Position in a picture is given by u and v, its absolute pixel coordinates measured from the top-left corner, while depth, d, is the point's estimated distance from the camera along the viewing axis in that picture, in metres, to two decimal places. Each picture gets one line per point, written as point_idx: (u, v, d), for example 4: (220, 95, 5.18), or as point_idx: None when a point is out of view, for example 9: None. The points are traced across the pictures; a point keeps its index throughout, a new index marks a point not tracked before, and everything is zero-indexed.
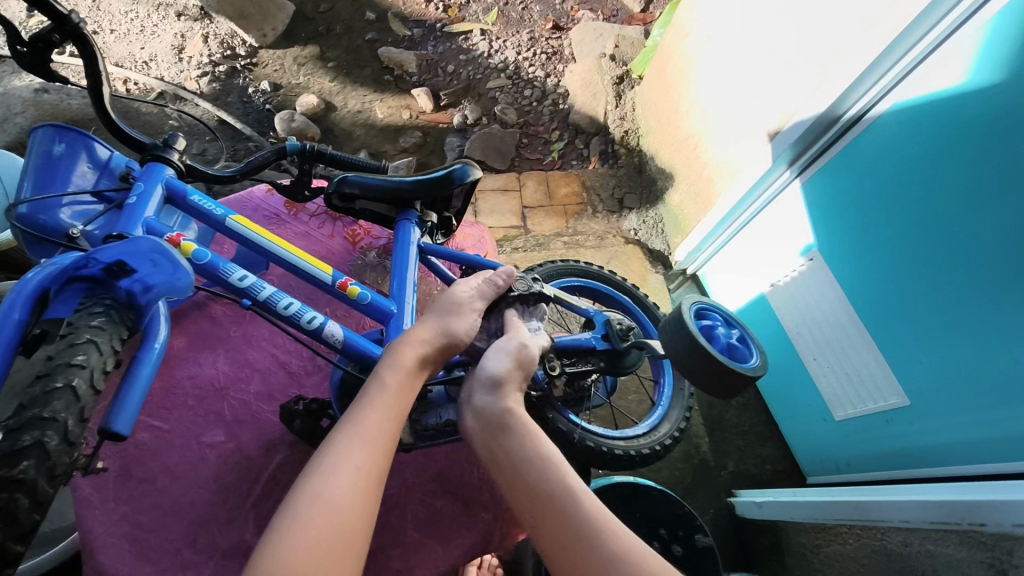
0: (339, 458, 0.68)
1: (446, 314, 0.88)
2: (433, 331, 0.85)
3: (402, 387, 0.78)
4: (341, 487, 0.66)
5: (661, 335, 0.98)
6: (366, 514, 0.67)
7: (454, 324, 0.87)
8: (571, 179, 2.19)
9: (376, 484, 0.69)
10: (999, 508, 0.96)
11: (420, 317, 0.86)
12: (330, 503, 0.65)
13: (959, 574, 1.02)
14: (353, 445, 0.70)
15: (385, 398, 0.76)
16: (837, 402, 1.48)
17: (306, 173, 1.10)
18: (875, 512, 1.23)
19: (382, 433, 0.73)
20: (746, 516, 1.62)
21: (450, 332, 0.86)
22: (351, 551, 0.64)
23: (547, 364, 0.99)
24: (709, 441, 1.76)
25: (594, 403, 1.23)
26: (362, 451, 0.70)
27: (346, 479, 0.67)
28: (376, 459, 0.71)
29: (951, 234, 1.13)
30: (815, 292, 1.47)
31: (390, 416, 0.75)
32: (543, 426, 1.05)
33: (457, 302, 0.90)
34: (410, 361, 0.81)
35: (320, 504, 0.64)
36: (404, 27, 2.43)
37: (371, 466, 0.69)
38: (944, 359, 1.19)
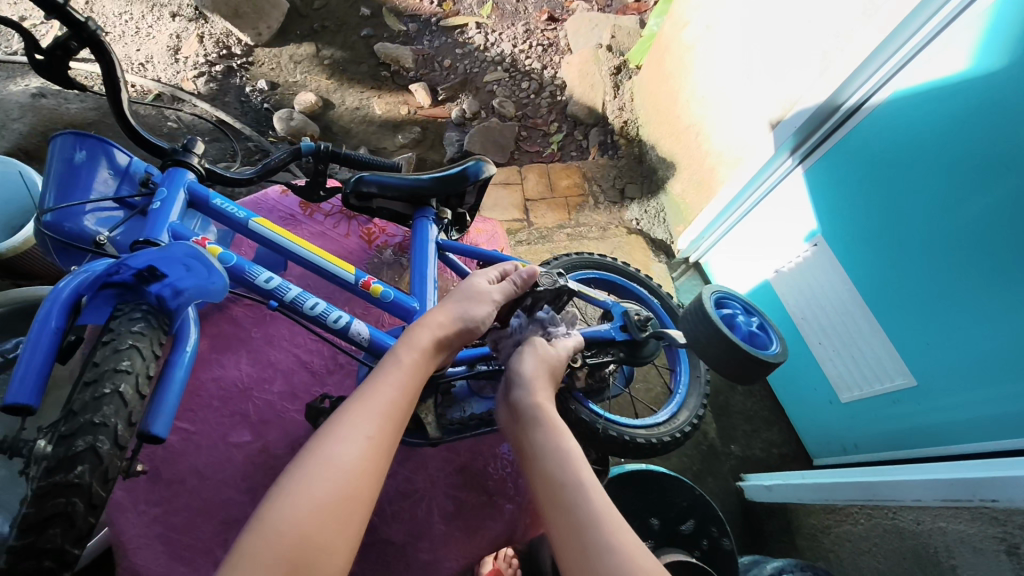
0: (350, 425, 0.68)
1: (465, 301, 0.88)
2: (452, 316, 0.85)
3: (417, 365, 0.78)
4: (350, 453, 0.66)
5: (683, 325, 1.00)
6: (372, 483, 0.66)
7: (472, 311, 0.87)
8: (571, 171, 2.20)
9: (385, 454, 0.69)
10: (1006, 483, 0.98)
11: (439, 302, 0.87)
12: (339, 467, 0.64)
13: (970, 548, 1.06)
14: (365, 415, 0.70)
15: (400, 374, 0.76)
16: (843, 383, 1.50)
17: (321, 173, 1.12)
18: (884, 493, 1.24)
19: (393, 406, 0.73)
20: (754, 499, 1.63)
21: (470, 318, 0.86)
22: (352, 517, 0.63)
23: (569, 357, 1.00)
24: (716, 427, 1.77)
25: (613, 392, 1.26)
26: (373, 421, 0.70)
27: (355, 447, 0.67)
28: (386, 430, 0.71)
29: (958, 213, 1.14)
30: (819, 276, 1.49)
31: (403, 391, 0.75)
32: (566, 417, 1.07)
33: (477, 290, 0.90)
34: (426, 343, 0.81)
35: (329, 467, 0.64)
36: (400, 23, 2.43)
37: (382, 436, 0.69)
38: (947, 338, 1.21)
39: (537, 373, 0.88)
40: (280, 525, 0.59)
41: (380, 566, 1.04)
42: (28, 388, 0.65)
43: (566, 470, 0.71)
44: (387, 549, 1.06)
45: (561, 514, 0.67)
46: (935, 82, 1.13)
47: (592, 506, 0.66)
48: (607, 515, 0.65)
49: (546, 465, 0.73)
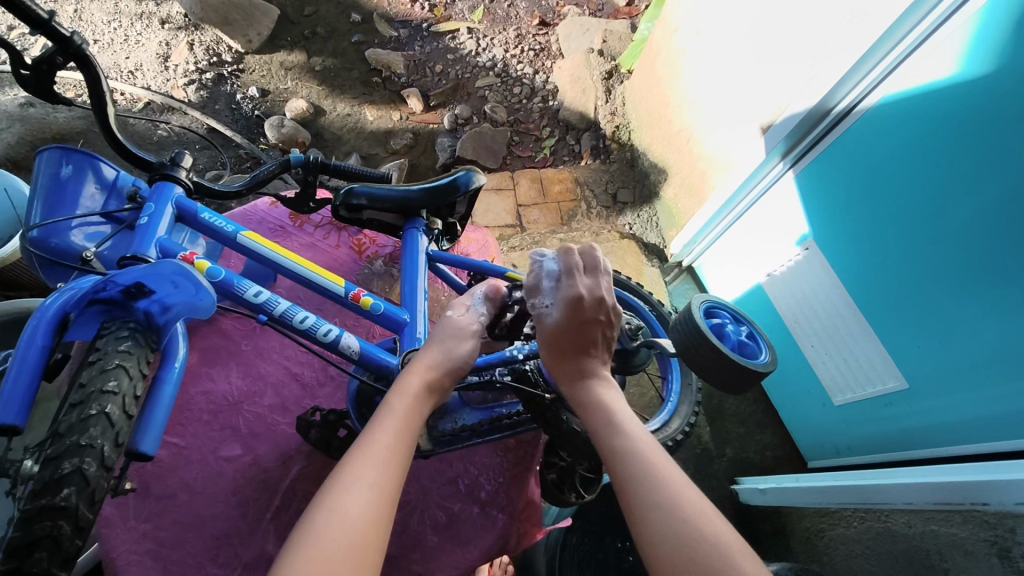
0: (354, 475, 0.69)
1: (446, 340, 0.91)
2: (436, 359, 0.87)
3: (412, 412, 0.80)
4: (358, 502, 0.66)
5: (671, 333, 0.99)
6: (385, 530, 0.67)
7: (455, 351, 0.90)
8: (564, 176, 2.19)
9: (391, 503, 0.69)
10: (1001, 487, 0.99)
11: (423, 345, 0.89)
12: (348, 517, 0.64)
13: (964, 554, 1.05)
14: (367, 461, 0.71)
15: (396, 421, 0.78)
16: (836, 386, 1.50)
17: (310, 185, 1.11)
18: (876, 495, 1.25)
19: (392, 454, 0.73)
20: (749, 503, 1.64)
21: (452, 357, 0.89)
22: (365, 565, 0.63)
23: None
24: (710, 431, 1.78)
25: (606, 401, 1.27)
26: (375, 468, 0.70)
27: (362, 495, 0.67)
28: (390, 478, 0.71)
29: (943, 219, 1.16)
30: (810, 280, 1.50)
31: (400, 438, 0.76)
32: None
33: (460, 327, 0.93)
34: (417, 389, 0.83)
35: (337, 518, 0.64)
36: (390, 28, 2.43)
37: (384, 482, 0.70)
38: (944, 347, 1.21)
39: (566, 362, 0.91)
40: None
41: None
42: (14, 408, 0.65)
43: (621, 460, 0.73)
44: None
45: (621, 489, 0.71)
46: (921, 87, 1.13)
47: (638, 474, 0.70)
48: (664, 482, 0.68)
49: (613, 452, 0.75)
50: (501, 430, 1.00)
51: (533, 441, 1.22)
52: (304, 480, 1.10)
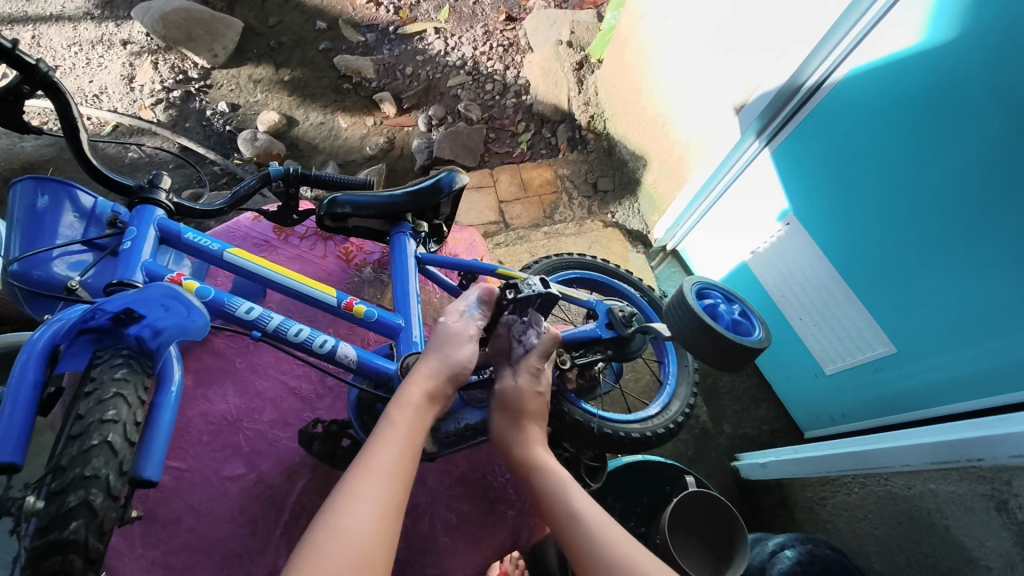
0: (358, 491, 0.69)
1: (443, 346, 0.90)
2: (434, 367, 0.87)
3: (412, 423, 0.80)
4: (360, 518, 0.67)
5: (665, 318, 1.00)
6: (390, 542, 0.67)
7: (453, 356, 0.89)
8: (543, 169, 2.19)
9: (393, 513, 0.70)
10: (998, 441, 1.01)
11: (421, 354, 0.89)
12: (351, 532, 0.65)
13: (963, 510, 1.07)
14: (370, 478, 0.71)
15: (397, 432, 0.78)
16: (827, 356, 1.52)
17: (292, 198, 1.10)
18: (874, 460, 1.27)
19: (394, 466, 0.74)
20: (751, 478, 1.66)
21: (452, 364, 0.88)
22: None
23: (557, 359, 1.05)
24: (707, 410, 1.80)
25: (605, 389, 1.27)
26: (379, 481, 0.71)
27: (363, 510, 0.68)
28: (393, 490, 0.72)
29: (918, 187, 1.18)
30: (793, 254, 1.52)
31: (403, 450, 0.77)
32: (559, 418, 1.08)
33: (453, 332, 0.91)
34: (417, 399, 0.83)
35: (343, 535, 0.65)
36: (357, 33, 2.41)
37: (387, 495, 0.70)
38: (928, 309, 1.23)
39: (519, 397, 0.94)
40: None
41: None
42: (13, 446, 0.63)
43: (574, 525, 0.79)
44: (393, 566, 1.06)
45: (575, 558, 0.76)
46: (888, 57, 1.15)
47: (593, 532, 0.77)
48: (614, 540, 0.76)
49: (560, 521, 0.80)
50: None
51: None
52: (311, 493, 1.10)
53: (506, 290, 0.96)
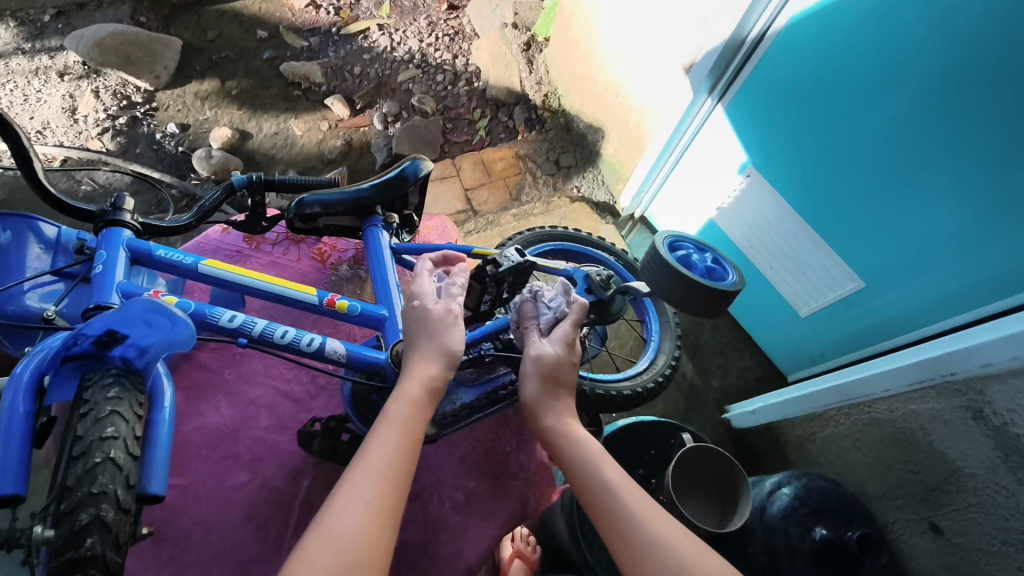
0: (351, 492, 0.66)
1: (438, 335, 0.87)
2: (431, 359, 0.84)
3: (409, 418, 0.77)
4: (350, 520, 0.64)
5: (642, 277, 1.03)
6: (383, 545, 0.64)
7: (448, 344, 0.86)
8: (504, 152, 2.20)
9: (388, 514, 0.67)
10: (968, 353, 1.06)
11: (417, 347, 0.85)
12: (341, 536, 0.63)
13: (942, 423, 1.13)
14: (362, 479, 0.68)
15: (394, 429, 0.75)
16: (800, 299, 1.57)
17: (260, 205, 1.10)
18: (857, 389, 1.33)
19: (391, 464, 0.71)
20: (743, 426, 1.71)
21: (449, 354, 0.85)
22: None
23: None
24: (693, 365, 1.85)
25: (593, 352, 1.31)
26: (373, 482, 0.68)
27: (353, 512, 0.65)
28: (388, 492, 0.69)
29: (869, 122, 1.22)
30: (756, 205, 1.56)
31: (400, 448, 0.73)
32: None
33: (441, 317, 0.88)
34: (417, 393, 0.80)
35: (335, 538, 0.62)
36: (300, 38, 2.38)
37: (381, 497, 0.67)
38: (891, 241, 1.28)
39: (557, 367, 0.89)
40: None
41: (407, 566, 1.07)
42: (13, 477, 0.64)
43: (611, 498, 0.74)
44: (408, 550, 1.09)
45: (609, 532, 0.72)
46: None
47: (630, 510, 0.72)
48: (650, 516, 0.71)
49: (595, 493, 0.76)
50: (499, 401, 1.03)
51: None
52: (318, 491, 1.11)
53: (487, 264, 0.99)
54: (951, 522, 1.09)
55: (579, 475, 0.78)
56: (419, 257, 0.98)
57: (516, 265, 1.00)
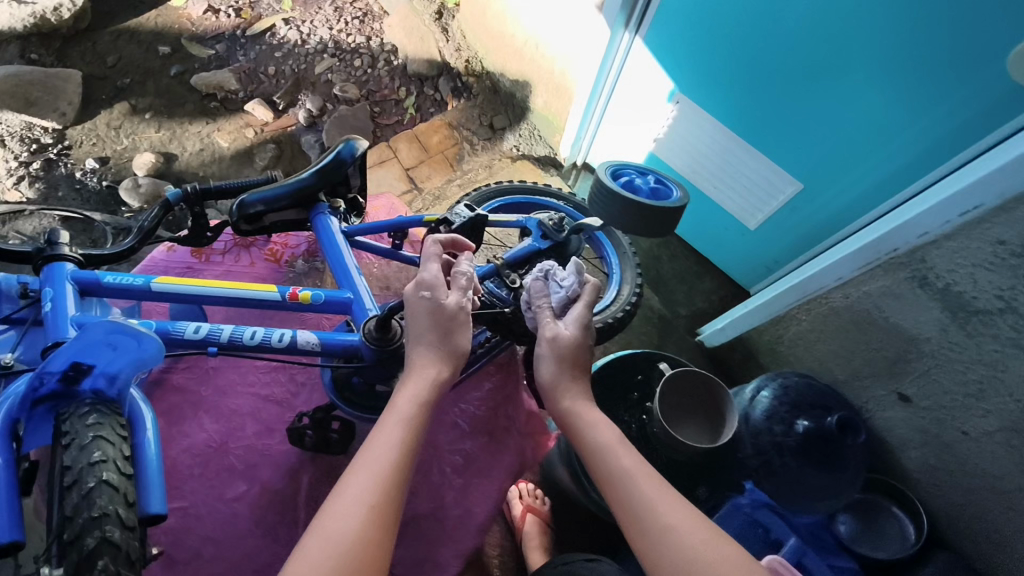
0: (353, 494, 0.67)
1: (445, 325, 0.85)
2: (437, 353, 0.84)
3: (411, 415, 0.77)
4: (349, 521, 0.64)
5: (592, 210, 1.05)
6: (382, 543, 0.65)
7: (453, 338, 0.85)
8: (438, 125, 2.17)
9: (388, 510, 0.67)
10: (906, 226, 1.12)
11: (421, 344, 0.84)
12: (341, 539, 0.63)
13: (894, 298, 1.20)
14: (365, 481, 0.68)
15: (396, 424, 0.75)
16: (746, 213, 1.62)
17: (201, 215, 1.08)
18: (810, 286, 1.39)
19: (391, 464, 0.71)
20: (714, 344, 1.77)
21: (452, 348, 0.84)
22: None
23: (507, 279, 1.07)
24: (658, 297, 1.90)
25: None
26: (373, 483, 0.68)
27: (352, 513, 0.65)
28: (388, 493, 0.69)
29: (788, 25, 1.26)
30: (688, 130, 1.59)
31: (400, 446, 0.73)
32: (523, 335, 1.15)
33: (454, 312, 0.86)
34: (421, 389, 0.80)
35: (336, 541, 0.63)
36: (206, 48, 2.29)
37: (382, 497, 0.67)
38: (826, 137, 1.33)
39: (574, 352, 0.92)
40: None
41: (420, 535, 1.11)
42: (5, 523, 0.64)
43: (626, 486, 0.76)
44: (419, 520, 1.13)
45: (625, 518, 0.74)
46: None
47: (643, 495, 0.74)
48: (664, 504, 0.73)
49: (610, 477, 0.78)
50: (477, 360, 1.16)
51: (510, 360, 1.33)
52: (319, 485, 1.12)
53: (441, 226, 1.01)
54: (916, 389, 1.25)
55: (594, 460, 0.81)
56: (426, 240, 0.95)
57: (469, 222, 1.02)
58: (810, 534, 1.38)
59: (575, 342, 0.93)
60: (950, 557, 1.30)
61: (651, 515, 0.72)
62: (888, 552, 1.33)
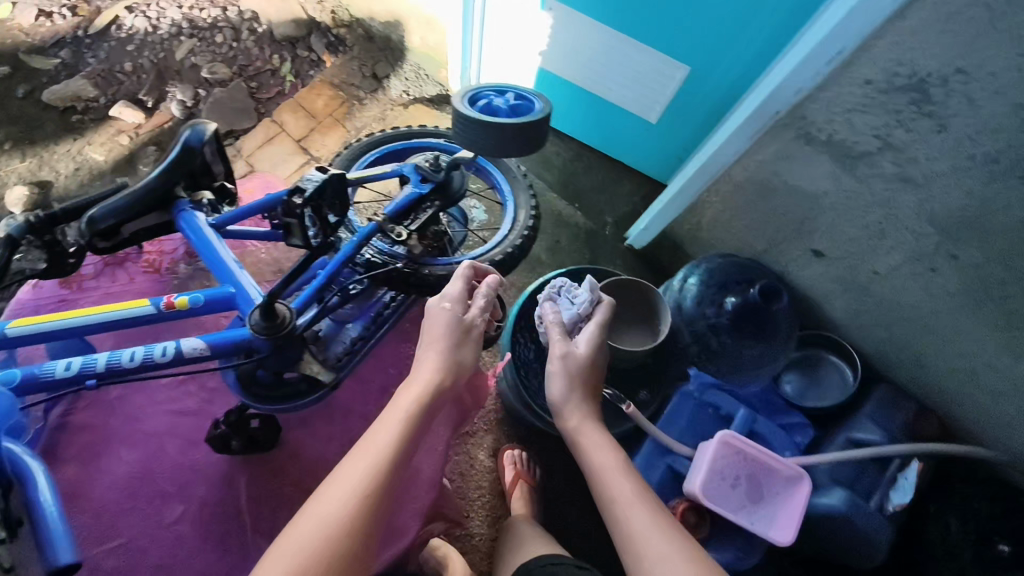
0: (352, 476, 0.80)
1: (454, 336, 1.01)
2: (447, 358, 0.98)
3: (415, 415, 0.90)
4: (341, 499, 0.78)
5: (459, 143, 1.04)
6: (367, 515, 0.77)
7: (458, 353, 1.00)
8: (319, 87, 2.05)
9: (380, 489, 0.80)
10: (784, 86, 1.10)
11: (434, 349, 0.98)
12: (332, 514, 0.76)
13: (789, 158, 1.21)
14: (364, 468, 0.81)
15: (399, 423, 0.88)
16: (646, 107, 1.61)
17: (55, 242, 1.01)
18: (711, 166, 1.38)
19: (390, 455, 0.84)
20: (644, 244, 1.80)
21: (457, 361, 0.99)
22: (339, 543, 0.74)
23: (393, 233, 1.03)
24: (583, 213, 1.90)
25: (459, 236, 1.33)
26: (370, 468, 0.81)
27: (346, 495, 0.78)
28: (385, 479, 0.81)
29: None
30: (568, 37, 1.55)
31: (401, 438, 0.86)
32: (424, 284, 1.15)
33: (468, 322, 1.03)
34: (427, 394, 0.93)
35: (331, 516, 0.76)
36: (48, 57, 2.03)
37: (375, 481, 0.80)
38: (701, 15, 1.32)
39: (585, 364, 1.09)
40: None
41: None
42: None
43: (615, 504, 0.91)
44: None
45: (613, 533, 0.89)
46: None
47: (632, 514, 0.88)
48: (647, 526, 0.85)
49: (603, 494, 0.93)
50: (386, 320, 1.18)
51: (425, 311, 1.37)
52: (257, 487, 1.17)
53: (293, 195, 0.94)
54: (826, 243, 1.29)
55: (594, 481, 0.96)
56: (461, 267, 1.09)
57: (325, 182, 0.95)
58: (762, 402, 1.45)
59: (588, 354, 1.10)
60: (887, 389, 1.39)
61: (634, 533, 0.85)
62: (833, 398, 1.45)
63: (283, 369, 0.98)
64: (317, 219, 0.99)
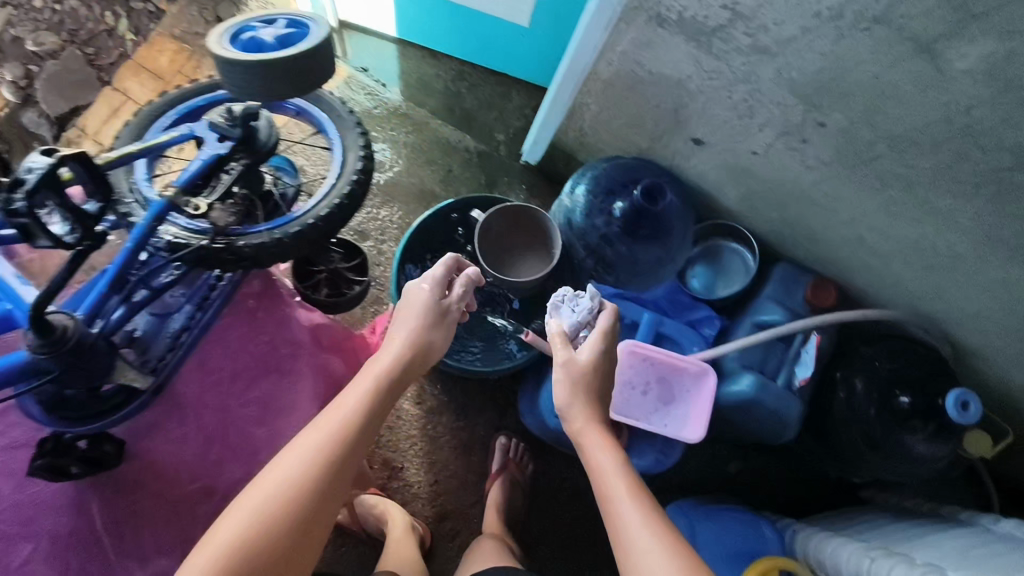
0: (310, 439, 0.81)
1: (422, 316, 0.98)
2: (417, 329, 0.97)
3: (381, 386, 0.90)
4: (298, 462, 0.79)
5: (239, 93, 0.97)
6: (325, 480, 0.79)
7: (427, 333, 0.98)
8: (161, 42, 1.72)
9: (339, 455, 0.81)
10: None
11: (407, 324, 0.97)
12: (287, 479, 0.77)
13: (646, 44, 1.11)
14: (325, 431, 0.82)
15: (366, 391, 0.89)
16: (512, 12, 1.57)
17: None
18: (579, 65, 1.26)
19: (350, 422, 0.84)
20: (538, 159, 1.75)
21: (424, 338, 0.97)
22: (290, 508, 0.76)
23: (188, 206, 0.98)
24: (473, 134, 1.83)
25: (289, 189, 1.27)
26: (332, 431, 0.82)
27: (304, 456, 0.79)
28: (348, 442, 0.83)
29: None
30: None
31: (367, 406, 0.87)
32: (243, 258, 1.06)
33: (443, 305, 1.01)
34: (394, 362, 0.93)
35: (286, 478, 0.77)
36: None
37: (336, 443, 0.81)
38: None
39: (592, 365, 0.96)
40: (229, 551, 0.72)
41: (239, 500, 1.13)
42: None
43: (612, 494, 0.84)
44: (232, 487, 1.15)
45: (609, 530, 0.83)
46: None
47: (628, 514, 0.81)
48: (638, 527, 0.79)
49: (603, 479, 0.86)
50: (212, 303, 1.19)
51: (267, 285, 1.28)
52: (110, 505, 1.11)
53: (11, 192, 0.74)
54: (704, 129, 1.23)
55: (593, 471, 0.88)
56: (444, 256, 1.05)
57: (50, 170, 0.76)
58: (669, 302, 1.41)
59: (595, 354, 0.98)
60: (785, 266, 1.39)
61: (629, 536, 0.79)
62: (738, 283, 1.43)
63: (94, 384, 0.93)
64: (63, 210, 0.80)
